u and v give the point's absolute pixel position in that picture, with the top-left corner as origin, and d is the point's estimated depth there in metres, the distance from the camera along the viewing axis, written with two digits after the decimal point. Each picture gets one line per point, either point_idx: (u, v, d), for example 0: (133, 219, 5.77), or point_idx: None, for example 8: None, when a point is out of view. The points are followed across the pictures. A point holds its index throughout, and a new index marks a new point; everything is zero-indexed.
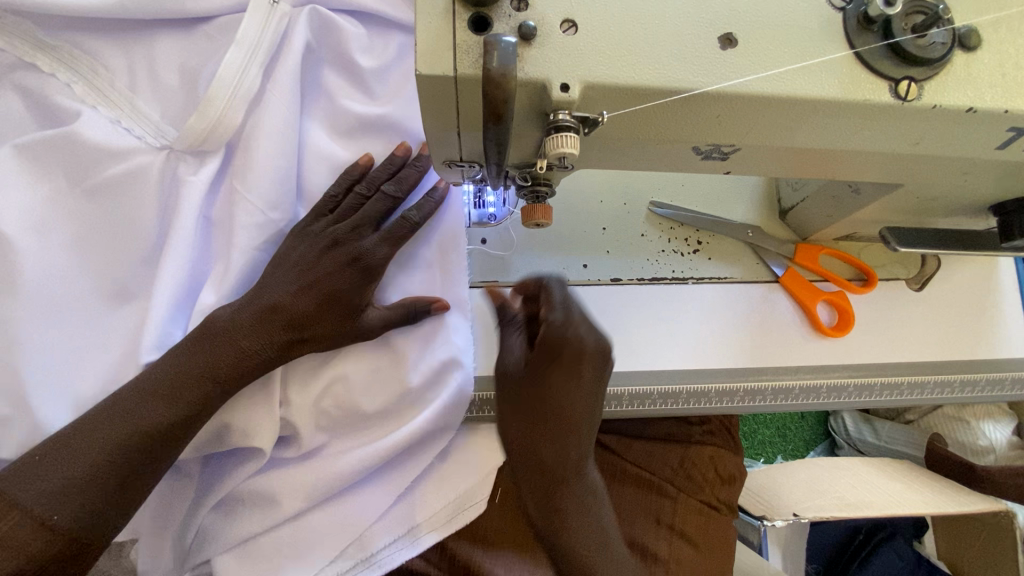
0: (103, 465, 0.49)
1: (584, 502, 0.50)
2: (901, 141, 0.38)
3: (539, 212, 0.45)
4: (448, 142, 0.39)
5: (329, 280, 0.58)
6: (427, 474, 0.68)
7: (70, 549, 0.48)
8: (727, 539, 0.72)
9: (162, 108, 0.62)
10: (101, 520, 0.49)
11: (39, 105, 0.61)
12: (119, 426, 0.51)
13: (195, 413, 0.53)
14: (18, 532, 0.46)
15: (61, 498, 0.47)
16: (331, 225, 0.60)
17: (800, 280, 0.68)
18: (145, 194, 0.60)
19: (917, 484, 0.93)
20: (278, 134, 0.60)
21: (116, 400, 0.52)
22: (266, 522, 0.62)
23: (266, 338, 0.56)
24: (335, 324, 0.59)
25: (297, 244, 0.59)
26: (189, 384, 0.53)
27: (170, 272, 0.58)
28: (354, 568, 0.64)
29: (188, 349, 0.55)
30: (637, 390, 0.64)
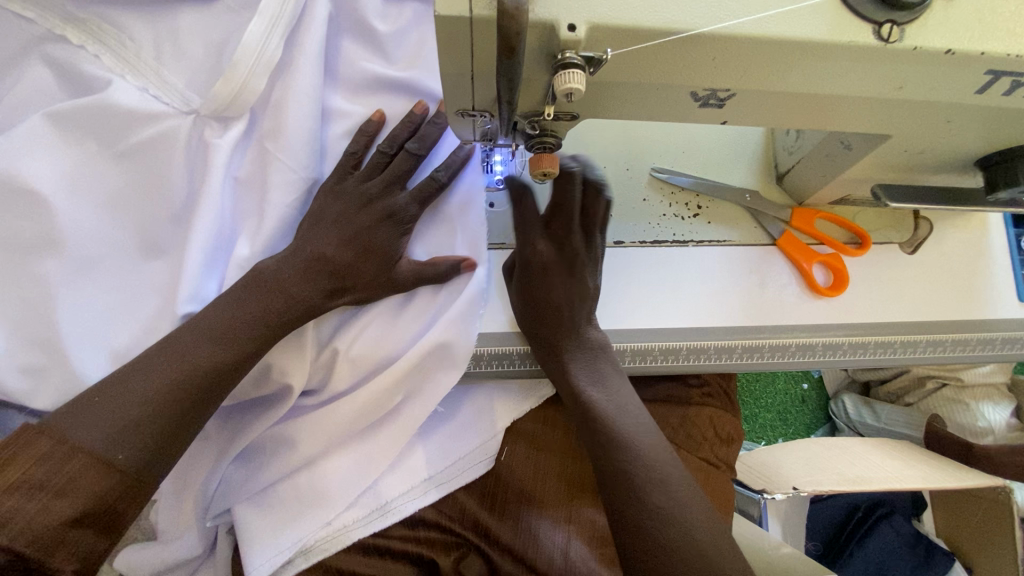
0: (166, 402, 0.52)
1: (582, 360, 0.65)
2: (885, 85, 0.41)
3: (547, 161, 0.48)
4: (463, 89, 0.42)
5: (366, 233, 0.63)
6: (438, 428, 0.73)
7: (131, 489, 0.50)
8: (726, 494, 0.76)
9: (185, 76, 0.65)
10: (160, 459, 0.52)
11: (69, 76, 0.64)
12: (178, 366, 0.54)
13: (249, 356, 0.57)
14: (86, 473, 0.48)
15: (125, 437, 0.50)
16: (359, 182, 0.64)
17: (796, 242, 0.71)
18: (172, 156, 0.63)
19: (916, 460, 0.94)
20: (304, 96, 0.63)
21: (171, 343, 0.55)
22: (290, 467, 0.67)
23: (311, 285, 0.60)
24: (371, 275, 0.63)
25: (331, 201, 0.63)
26: (244, 328, 0.57)
27: (203, 230, 0.61)
28: (370, 517, 0.69)
29: (239, 296, 0.58)
30: (639, 346, 0.68)
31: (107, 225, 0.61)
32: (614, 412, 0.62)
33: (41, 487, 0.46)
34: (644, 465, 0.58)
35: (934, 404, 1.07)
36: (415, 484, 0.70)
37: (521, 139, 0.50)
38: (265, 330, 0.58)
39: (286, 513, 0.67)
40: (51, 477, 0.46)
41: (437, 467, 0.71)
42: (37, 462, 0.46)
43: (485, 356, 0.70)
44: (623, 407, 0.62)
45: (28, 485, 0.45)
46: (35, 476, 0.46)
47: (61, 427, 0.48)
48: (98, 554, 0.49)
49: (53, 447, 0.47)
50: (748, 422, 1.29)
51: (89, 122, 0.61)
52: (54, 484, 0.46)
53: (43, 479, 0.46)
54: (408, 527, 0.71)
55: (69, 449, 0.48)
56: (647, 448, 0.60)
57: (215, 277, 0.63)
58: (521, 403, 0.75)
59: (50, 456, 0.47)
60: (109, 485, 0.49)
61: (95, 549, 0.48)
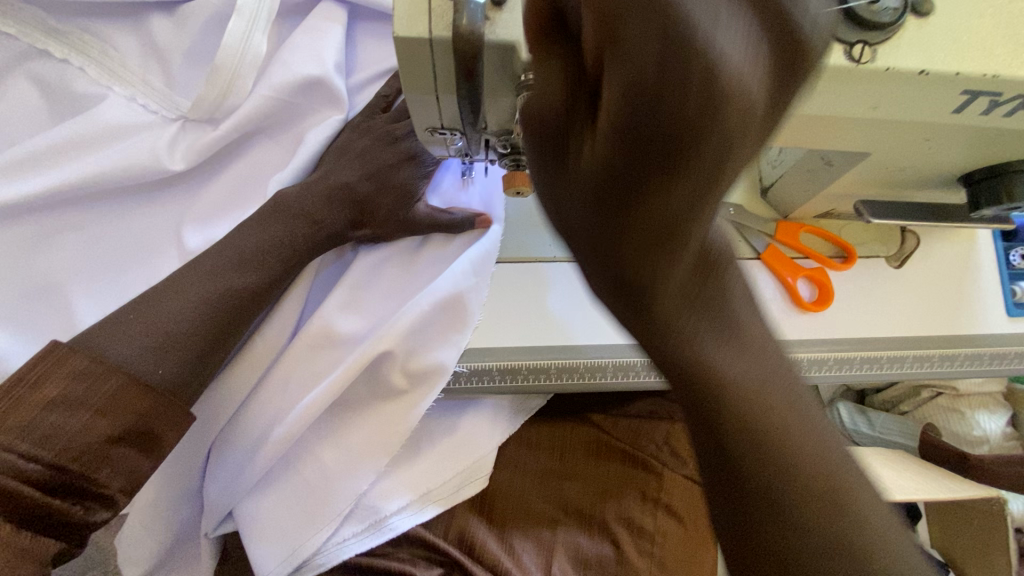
0: (200, 321, 0.55)
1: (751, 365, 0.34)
2: (858, 105, 0.40)
3: (519, 178, 0.48)
4: (429, 109, 0.41)
5: (388, 169, 0.66)
6: (428, 449, 0.72)
7: (166, 409, 0.52)
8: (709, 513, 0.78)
9: (173, 85, 0.66)
10: (192, 379, 0.54)
11: (53, 91, 0.64)
12: (211, 286, 0.56)
13: (277, 279, 0.61)
14: (125, 391, 0.49)
15: (159, 357, 0.52)
16: (387, 122, 0.67)
17: (780, 256, 0.70)
18: (151, 165, 0.62)
19: (909, 471, 0.93)
20: (331, 46, 0.65)
21: (202, 267, 0.58)
22: (279, 480, 0.69)
23: (334, 211, 0.64)
24: (390, 209, 0.66)
25: (359, 137, 0.66)
26: (271, 253, 0.60)
27: (235, 166, 0.66)
28: (366, 531, 0.68)
29: (262, 223, 0.61)
30: (623, 361, 0.66)
31: (99, 232, 0.62)
32: (731, 398, 0.33)
33: (82, 403, 0.47)
34: (781, 492, 0.33)
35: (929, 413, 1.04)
36: (409, 500, 0.69)
37: (495, 155, 0.49)
38: (294, 251, 0.62)
39: (276, 523, 0.68)
40: (90, 396, 0.48)
41: (434, 481, 0.71)
42: (76, 379, 0.48)
43: (462, 372, 0.66)
44: (750, 393, 0.33)
45: (69, 401, 0.47)
46: (74, 394, 0.47)
47: (96, 346, 0.50)
48: (142, 470, 0.51)
49: (90, 365, 0.48)
50: None
51: (78, 139, 0.62)
52: (93, 403, 0.48)
53: (81, 398, 0.48)
54: (393, 544, 0.71)
55: (105, 367, 0.49)
56: (790, 476, 0.33)
57: (225, 220, 0.65)
58: (509, 421, 0.75)
59: (89, 374, 0.48)
60: (146, 405, 0.50)
61: (139, 466, 0.51)
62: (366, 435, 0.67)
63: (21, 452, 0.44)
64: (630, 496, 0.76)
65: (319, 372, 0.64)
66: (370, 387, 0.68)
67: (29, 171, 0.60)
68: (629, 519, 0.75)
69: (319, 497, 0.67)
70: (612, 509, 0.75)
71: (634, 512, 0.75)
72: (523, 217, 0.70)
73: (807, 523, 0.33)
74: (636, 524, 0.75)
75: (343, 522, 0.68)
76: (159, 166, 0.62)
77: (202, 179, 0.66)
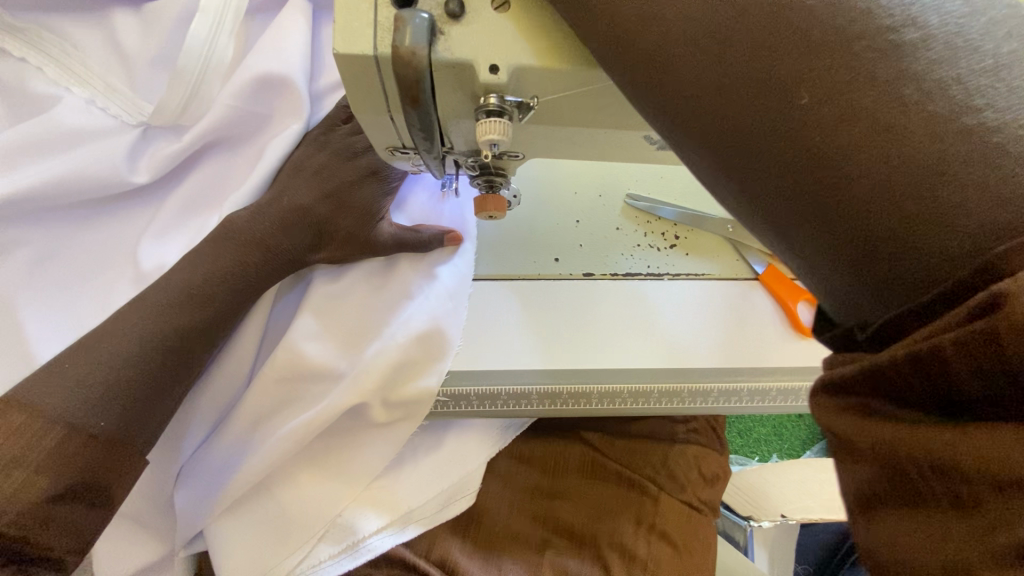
0: (148, 355, 0.52)
1: (836, 107, 0.28)
2: None
3: (492, 204, 0.44)
4: (385, 128, 0.38)
5: (347, 188, 0.63)
6: (408, 469, 0.71)
7: (114, 459, 0.49)
8: (708, 539, 0.75)
9: (136, 87, 0.62)
10: (143, 421, 0.51)
11: (8, 91, 0.60)
12: (163, 320, 0.53)
13: (237, 307, 0.58)
14: (66, 446, 0.46)
15: (105, 405, 0.49)
16: (347, 134, 0.64)
17: (780, 277, 0.66)
18: (109, 175, 0.58)
19: None
20: (295, 46, 0.61)
21: (153, 300, 0.54)
22: (253, 502, 0.66)
23: (289, 238, 0.61)
24: (352, 227, 0.62)
25: (316, 153, 0.63)
26: (219, 284, 0.57)
27: (193, 181, 0.63)
28: (342, 555, 0.66)
29: (212, 249, 0.58)
30: (608, 388, 0.62)
31: (59, 244, 0.60)
32: (768, 69, 0.29)
33: (18, 463, 0.44)
34: (819, 123, 0.28)
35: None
36: (393, 521, 0.68)
37: (467, 174, 0.46)
38: (252, 279, 0.59)
39: (247, 545, 0.65)
40: (28, 455, 0.45)
41: (413, 502, 0.69)
42: (13, 438, 0.45)
43: (441, 400, 0.63)
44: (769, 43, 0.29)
45: (5, 462, 0.44)
46: (11, 453, 0.44)
47: (33, 399, 0.47)
48: (91, 526, 0.49)
49: (29, 422, 0.46)
50: (741, 438, 1.29)
51: (32, 145, 0.58)
52: (32, 461, 0.45)
53: (19, 456, 0.44)
54: (371, 565, 0.68)
55: (45, 423, 0.46)
56: (839, 101, 0.28)
57: (174, 241, 0.61)
58: (496, 439, 0.74)
59: (25, 430, 0.45)
60: (91, 456, 0.48)
61: (84, 520, 0.48)
62: (343, 462, 0.68)
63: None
64: (622, 518, 0.73)
65: (287, 388, 0.61)
66: (351, 418, 0.67)
67: None
68: (625, 546, 0.71)
69: (295, 518, 0.66)
70: (606, 531, 0.72)
71: (626, 539, 0.72)
72: (507, 238, 0.67)
73: (880, 135, 0.27)
74: (629, 551, 0.71)
75: (319, 542, 0.66)
76: (123, 178, 0.59)
77: (170, 189, 0.63)
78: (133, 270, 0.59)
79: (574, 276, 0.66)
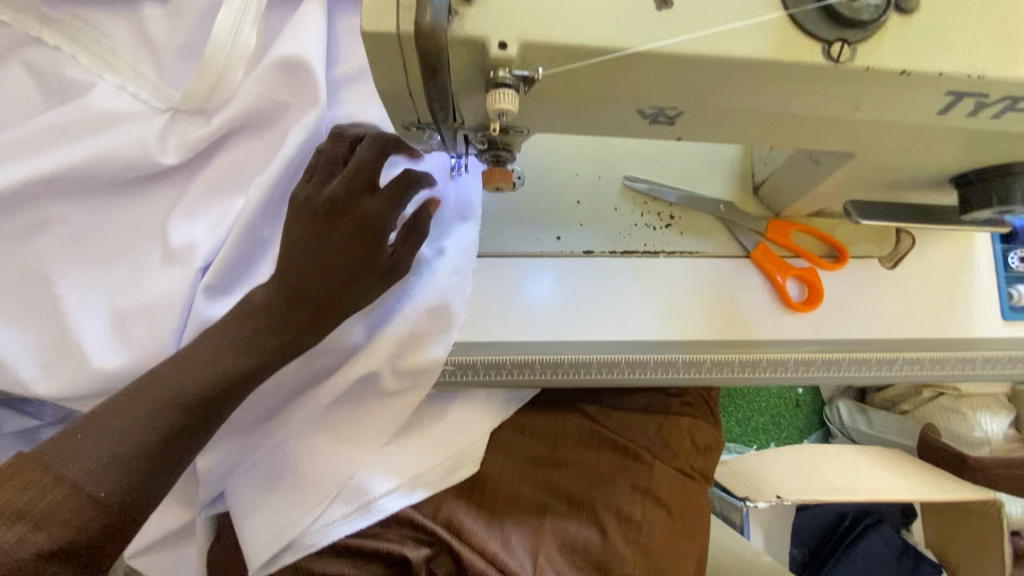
0: (157, 427, 0.52)
1: None
2: (820, 106, 0.40)
3: (499, 175, 0.47)
4: (402, 103, 0.42)
5: (337, 251, 0.57)
6: (416, 441, 0.75)
7: (112, 525, 0.50)
8: (699, 502, 0.81)
9: (163, 74, 0.66)
10: (154, 486, 0.52)
11: (47, 80, 0.64)
12: (176, 393, 0.53)
13: (249, 372, 0.57)
14: (68, 504, 0.47)
15: (110, 473, 0.50)
16: (314, 193, 0.57)
17: (770, 255, 0.69)
18: (138, 157, 0.62)
19: (903, 476, 0.98)
20: (314, 37, 0.66)
21: (184, 356, 0.56)
22: (272, 458, 0.72)
23: (294, 311, 0.58)
24: (358, 283, 0.58)
25: (294, 223, 0.57)
26: (252, 345, 0.57)
27: (217, 167, 0.66)
28: (356, 515, 0.71)
29: (243, 316, 0.58)
30: (606, 358, 0.66)
31: (90, 222, 0.63)
32: None
33: (20, 516, 0.45)
34: None
35: (932, 412, 1.14)
36: (402, 483, 0.73)
37: (475, 150, 0.50)
38: (267, 345, 0.57)
39: (265, 503, 0.70)
40: (31, 508, 0.46)
41: (421, 467, 0.74)
42: (22, 491, 0.46)
43: (449, 368, 0.67)
44: None
45: (7, 514, 0.45)
46: (14, 506, 0.45)
47: (53, 456, 0.48)
48: None
49: (39, 476, 0.47)
50: (740, 427, 1.34)
51: (70, 128, 0.62)
52: (33, 516, 0.46)
53: (22, 510, 0.45)
54: (381, 525, 0.74)
55: (53, 479, 0.47)
56: None
57: (199, 222, 0.65)
58: (500, 410, 0.79)
59: (34, 485, 0.47)
60: (91, 518, 0.48)
61: None
62: (355, 431, 0.72)
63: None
64: (619, 487, 0.78)
65: (302, 360, 0.65)
66: (363, 388, 0.70)
67: (21, 160, 0.60)
68: (620, 510, 0.77)
69: (310, 481, 0.70)
70: (603, 496, 0.78)
71: (623, 502, 0.78)
72: (511, 218, 0.71)
73: None
74: (625, 514, 0.77)
75: (332, 504, 0.70)
76: (153, 159, 0.63)
77: (193, 171, 0.66)
78: (162, 247, 0.64)
79: (575, 253, 0.69)
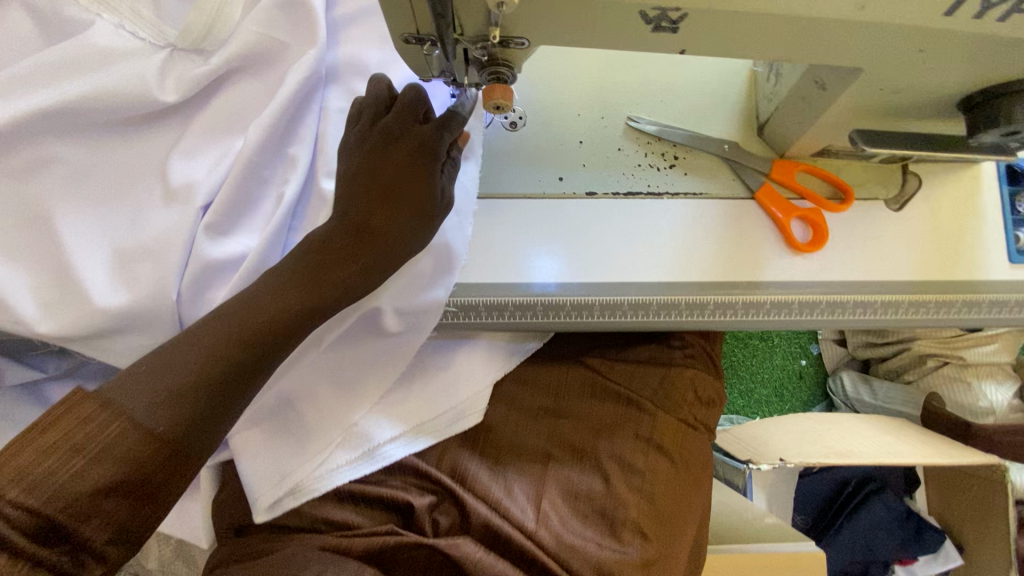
0: (217, 366, 0.49)
1: None
2: (826, 5, 0.39)
3: (500, 92, 0.47)
4: (400, 7, 0.41)
5: (404, 176, 0.58)
6: (420, 389, 0.76)
7: (172, 461, 0.46)
8: (702, 455, 0.80)
9: (161, 13, 0.65)
10: (216, 422, 0.48)
11: (45, 18, 0.63)
12: (238, 332, 0.50)
13: (310, 310, 0.55)
14: (127, 439, 0.43)
15: (170, 408, 0.45)
16: (375, 128, 0.59)
17: (774, 195, 0.69)
18: (136, 94, 0.62)
19: (908, 439, 0.98)
20: None
21: (249, 292, 0.53)
22: (265, 406, 0.70)
23: (363, 246, 0.57)
24: (421, 213, 0.60)
25: (356, 157, 0.59)
26: (322, 277, 0.56)
27: (218, 109, 0.66)
28: (360, 461, 0.72)
29: (305, 254, 0.56)
30: (609, 299, 0.65)
31: (91, 161, 0.63)
32: None
33: (80, 448, 0.42)
34: None
35: (935, 382, 1.12)
36: (405, 429, 0.74)
37: (474, 70, 0.49)
38: (331, 282, 0.56)
39: (271, 447, 0.71)
40: (89, 441, 0.42)
41: (425, 415, 0.75)
42: (82, 423, 0.42)
43: (451, 310, 0.67)
44: None
45: (65, 448, 0.41)
46: (76, 438, 0.42)
47: (113, 392, 0.44)
48: (137, 528, 0.45)
49: (97, 411, 0.43)
50: (744, 398, 1.34)
51: (68, 66, 0.61)
52: (92, 448, 0.42)
53: (83, 442, 0.42)
54: (385, 472, 0.75)
55: (110, 413, 0.43)
56: None
57: (198, 162, 0.64)
58: (504, 358, 0.79)
59: (95, 417, 0.43)
60: (152, 454, 0.44)
61: (133, 521, 0.44)
62: (358, 379, 0.72)
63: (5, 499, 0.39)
64: (621, 436, 0.78)
65: None
66: (363, 333, 0.70)
67: (19, 96, 0.60)
68: (622, 459, 0.76)
69: (314, 427, 0.71)
70: (605, 446, 0.77)
71: (626, 451, 0.77)
72: (513, 158, 0.70)
73: None
74: (628, 462, 0.76)
75: (337, 449, 0.72)
76: (153, 96, 0.62)
77: (194, 112, 0.66)
78: (163, 186, 0.63)
79: (577, 194, 0.69)
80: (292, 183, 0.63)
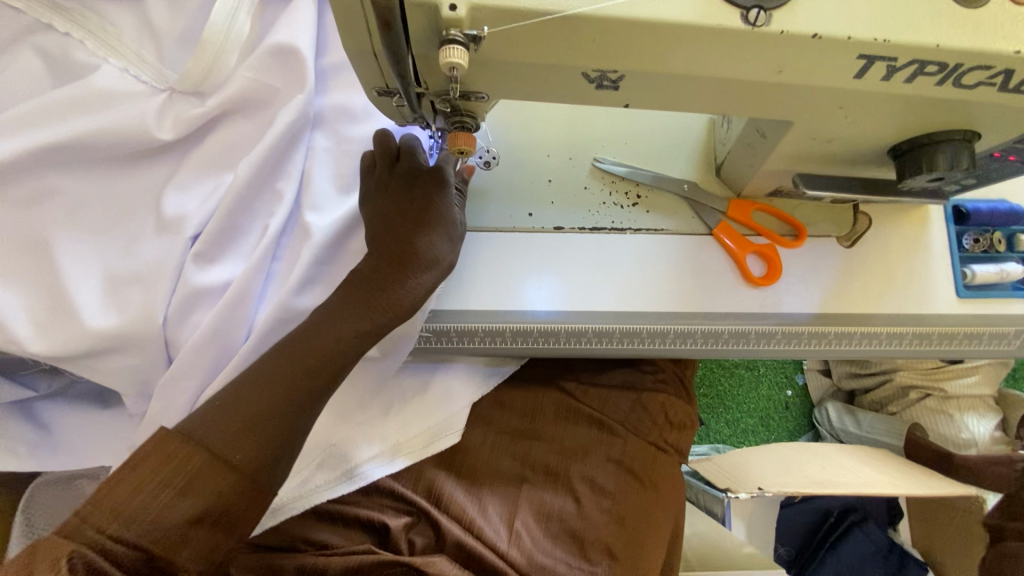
0: (279, 397, 0.53)
1: None
2: (746, 70, 0.44)
3: (463, 139, 0.51)
4: (370, 65, 0.46)
5: (422, 210, 0.63)
6: (396, 413, 0.78)
7: (246, 489, 0.49)
8: (674, 476, 0.82)
9: (162, 59, 0.71)
10: (282, 451, 0.52)
11: (56, 63, 0.69)
12: (298, 362, 0.55)
13: (365, 334, 0.58)
14: (206, 472, 0.47)
15: (242, 441, 0.50)
16: (388, 172, 0.65)
17: (731, 232, 0.73)
18: (136, 132, 0.67)
19: (886, 468, 0.99)
20: (304, 27, 0.71)
21: (305, 329, 0.58)
22: None
23: (404, 277, 0.61)
24: (443, 240, 0.64)
25: (378, 200, 0.64)
26: (367, 308, 0.59)
27: (211, 145, 0.71)
28: (338, 480, 0.74)
29: (349, 292, 0.61)
30: (574, 327, 0.69)
31: (90, 193, 0.68)
32: None
33: (166, 484, 0.46)
34: None
35: (917, 413, 1.12)
36: (382, 449, 0.76)
37: (441, 119, 0.54)
38: (381, 304, 0.60)
39: None
40: (174, 477, 0.46)
41: (401, 436, 0.77)
42: (164, 461, 0.46)
43: (427, 335, 0.70)
44: None
45: (153, 484, 0.45)
46: (160, 476, 0.46)
47: (192, 430, 0.49)
48: (219, 555, 0.48)
49: (179, 448, 0.47)
50: (730, 428, 1.35)
51: (74, 106, 0.67)
52: (178, 483, 0.46)
53: (167, 479, 0.46)
54: (361, 493, 0.77)
55: (189, 449, 0.47)
56: None
57: (190, 194, 0.69)
58: (480, 385, 0.82)
59: (176, 455, 0.47)
60: (229, 484, 0.48)
61: (218, 548, 0.48)
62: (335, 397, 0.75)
63: (108, 534, 0.43)
64: (595, 460, 0.80)
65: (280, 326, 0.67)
66: None
67: (28, 133, 0.65)
68: (594, 480, 0.79)
69: None
70: (577, 468, 0.80)
71: (599, 474, 0.79)
72: (486, 195, 0.74)
73: None
74: (599, 484, 0.78)
75: (315, 469, 0.74)
76: (151, 135, 0.68)
77: (189, 149, 0.71)
78: (157, 215, 0.68)
79: (545, 229, 0.73)
80: (278, 215, 0.68)
